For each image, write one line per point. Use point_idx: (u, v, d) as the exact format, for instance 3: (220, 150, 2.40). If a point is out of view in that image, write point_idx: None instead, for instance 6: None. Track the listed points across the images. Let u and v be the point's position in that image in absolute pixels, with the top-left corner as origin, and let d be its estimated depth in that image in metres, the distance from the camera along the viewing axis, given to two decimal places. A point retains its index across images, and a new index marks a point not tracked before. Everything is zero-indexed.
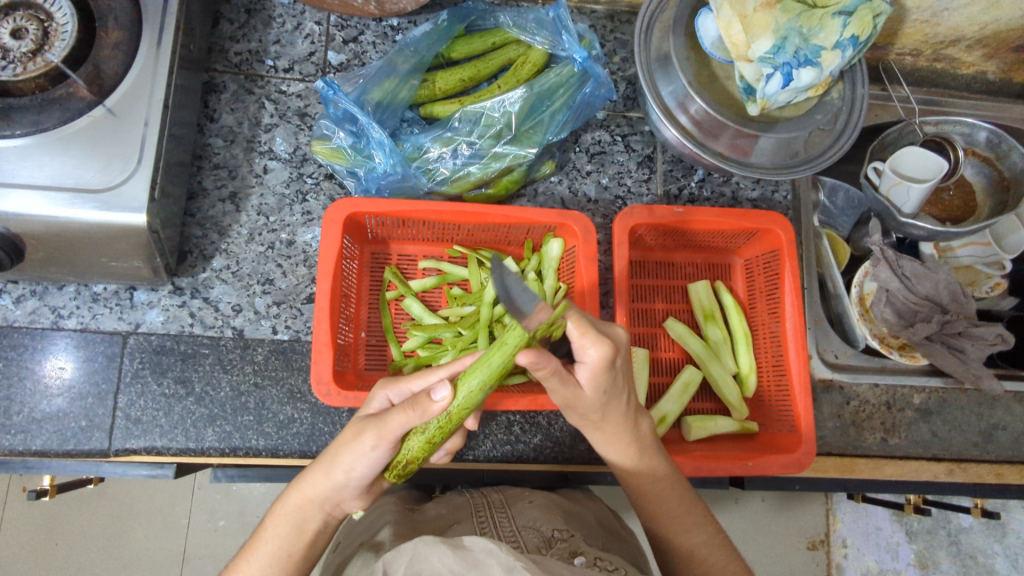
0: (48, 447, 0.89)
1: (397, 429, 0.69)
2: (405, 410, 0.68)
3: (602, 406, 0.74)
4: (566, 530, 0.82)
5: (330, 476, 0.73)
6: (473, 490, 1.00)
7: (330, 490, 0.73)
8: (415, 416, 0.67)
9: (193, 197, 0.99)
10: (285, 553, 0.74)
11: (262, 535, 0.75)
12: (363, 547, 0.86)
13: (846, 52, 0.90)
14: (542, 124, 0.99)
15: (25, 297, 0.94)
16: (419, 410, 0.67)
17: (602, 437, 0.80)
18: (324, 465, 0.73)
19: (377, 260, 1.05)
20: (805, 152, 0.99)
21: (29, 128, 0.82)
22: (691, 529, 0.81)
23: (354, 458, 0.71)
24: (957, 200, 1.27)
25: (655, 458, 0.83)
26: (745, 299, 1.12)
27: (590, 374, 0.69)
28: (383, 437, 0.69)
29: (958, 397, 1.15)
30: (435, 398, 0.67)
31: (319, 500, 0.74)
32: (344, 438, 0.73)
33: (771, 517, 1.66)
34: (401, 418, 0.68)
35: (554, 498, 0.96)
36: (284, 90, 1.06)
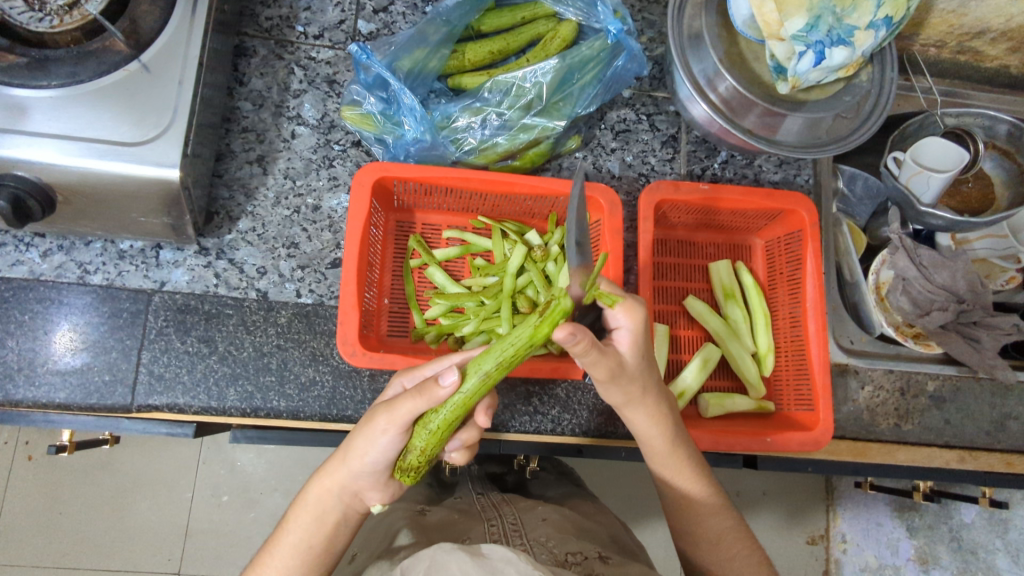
0: (71, 400, 0.90)
1: (405, 415, 0.67)
2: (412, 395, 0.67)
3: (644, 375, 0.76)
4: (579, 552, 0.82)
5: (347, 464, 0.74)
6: (485, 502, 1.01)
7: (348, 476, 0.74)
8: (422, 402, 0.66)
9: (221, 158, 1.00)
10: (307, 545, 0.76)
11: (286, 527, 0.78)
12: (377, 555, 0.85)
13: (879, 32, 0.91)
14: (571, 97, 1.00)
15: (53, 251, 0.95)
16: (426, 395, 0.66)
17: (642, 414, 0.80)
18: (342, 454, 0.74)
19: (402, 228, 1.06)
20: (830, 134, 1.00)
21: (64, 79, 0.82)
22: (719, 512, 0.84)
23: (367, 445, 0.71)
24: (975, 192, 1.27)
25: (685, 444, 0.84)
26: (765, 280, 1.13)
27: (631, 339, 0.74)
28: (393, 423, 0.68)
29: (972, 385, 1.15)
30: (443, 382, 0.66)
31: (339, 489, 0.76)
32: (359, 427, 0.72)
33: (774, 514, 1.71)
34: (407, 403, 0.67)
35: (567, 515, 0.97)
36: (314, 57, 1.06)
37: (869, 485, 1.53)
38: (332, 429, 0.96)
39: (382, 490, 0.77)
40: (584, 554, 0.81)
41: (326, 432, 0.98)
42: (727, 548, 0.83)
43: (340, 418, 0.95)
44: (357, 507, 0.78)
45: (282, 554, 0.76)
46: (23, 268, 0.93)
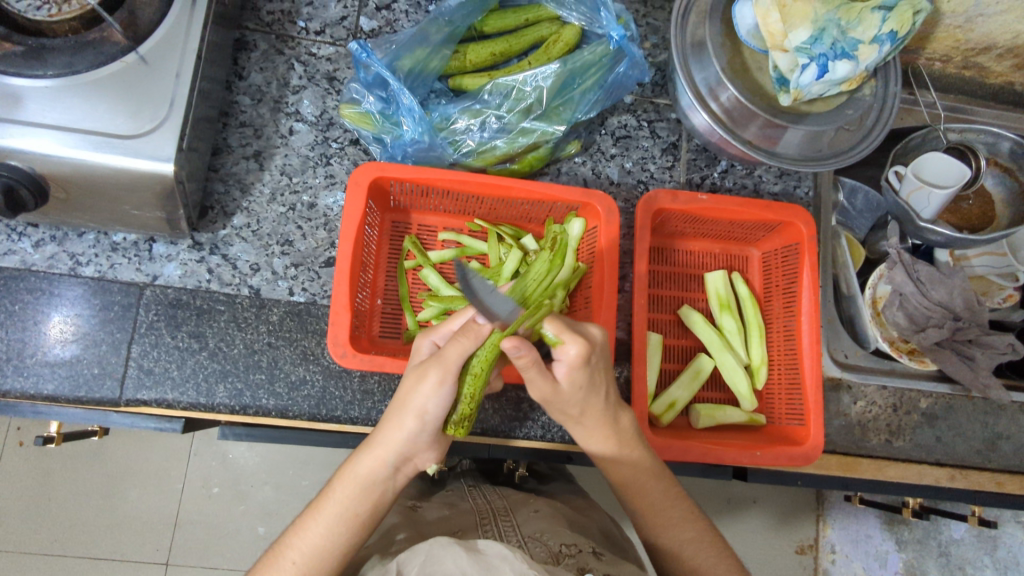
0: (60, 391, 0.89)
1: (457, 359, 0.72)
2: (458, 338, 0.72)
3: (580, 402, 0.78)
4: (573, 544, 0.81)
5: (410, 426, 0.73)
6: (479, 496, 1.00)
7: (406, 439, 0.74)
8: (469, 342, 0.72)
9: (217, 153, 0.99)
10: (350, 513, 0.74)
11: (328, 495, 0.75)
12: (370, 548, 0.84)
13: (884, 47, 0.90)
14: (572, 102, 1.00)
15: (45, 241, 0.94)
16: (471, 334, 0.72)
17: (581, 431, 0.83)
18: (398, 416, 0.74)
19: (397, 228, 1.05)
20: (831, 148, 0.99)
21: (60, 69, 0.82)
22: (680, 524, 0.84)
23: (423, 399, 0.72)
24: (975, 209, 1.26)
25: (638, 460, 0.85)
26: (760, 292, 1.12)
27: (566, 372, 0.75)
28: (447, 371, 0.72)
29: (964, 404, 1.15)
30: (480, 321, 0.74)
31: (394, 458, 0.75)
32: (407, 384, 0.74)
33: (765, 533, 1.70)
34: (455, 347, 0.72)
35: (559, 508, 0.97)
36: (315, 53, 1.05)
37: (858, 499, 1.54)
38: (321, 428, 0.96)
39: (433, 451, 0.78)
40: (579, 547, 0.81)
41: (316, 430, 0.97)
42: (692, 558, 0.81)
43: (328, 418, 0.94)
44: (407, 472, 0.77)
45: (326, 519, 0.73)
46: (14, 258, 0.93)
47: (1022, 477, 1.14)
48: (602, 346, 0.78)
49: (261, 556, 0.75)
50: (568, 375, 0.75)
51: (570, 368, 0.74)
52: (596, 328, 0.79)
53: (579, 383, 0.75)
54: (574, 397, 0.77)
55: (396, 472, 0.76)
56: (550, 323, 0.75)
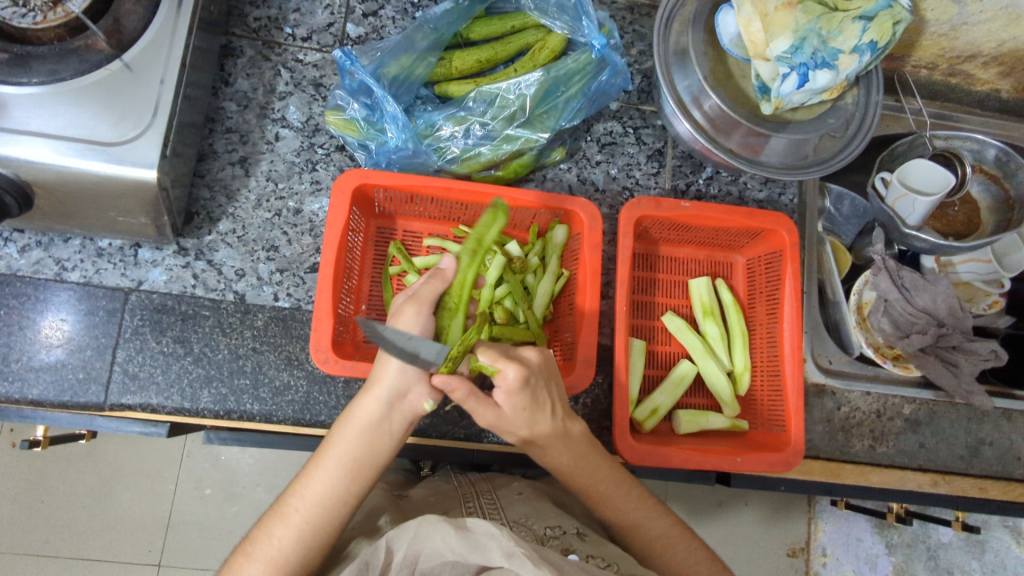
0: (45, 396, 0.89)
1: (429, 295, 0.82)
2: (429, 282, 0.84)
3: (527, 424, 0.78)
4: (557, 526, 0.81)
5: (398, 358, 0.77)
6: (462, 478, 0.98)
7: (399, 370, 0.76)
8: (438, 281, 0.84)
9: (203, 159, 1.00)
10: (351, 458, 0.75)
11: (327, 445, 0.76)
12: (356, 533, 0.83)
13: (864, 57, 0.91)
14: (556, 110, 1.00)
15: (31, 247, 0.95)
16: (438, 276, 0.85)
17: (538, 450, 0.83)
18: (386, 352, 0.78)
19: (382, 234, 1.06)
20: (815, 155, 1.00)
21: (45, 77, 0.82)
22: (653, 520, 0.86)
23: (404, 330, 0.79)
24: (961, 216, 1.27)
25: (600, 467, 0.85)
26: (745, 298, 1.13)
27: (507, 397, 0.75)
28: (423, 304, 0.81)
29: (948, 410, 1.15)
30: (444, 267, 0.87)
31: (388, 394, 0.77)
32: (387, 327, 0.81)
33: (764, 533, 1.64)
34: (427, 287, 0.83)
35: (543, 490, 0.95)
36: (301, 59, 1.06)
37: (845, 504, 1.54)
38: (305, 433, 0.96)
39: (428, 387, 0.78)
40: (563, 529, 0.80)
41: (300, 435, 0.98)
42: (665, 551, 0.84)
43: (313, 423, 0.95)
44: (402, 412, 0.78)
45: (326, 466, 0.75)
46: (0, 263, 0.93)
47: (1005, 483, 1.14)
48: (540, 366, 0.79)
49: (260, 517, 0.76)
50: (508, 400, 0.75)
51: (509, 394, 0.74)
52: (530, 350, 0.79)
53: (522, 406, 0.76)
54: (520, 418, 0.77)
55: (392, 409, 0.77)
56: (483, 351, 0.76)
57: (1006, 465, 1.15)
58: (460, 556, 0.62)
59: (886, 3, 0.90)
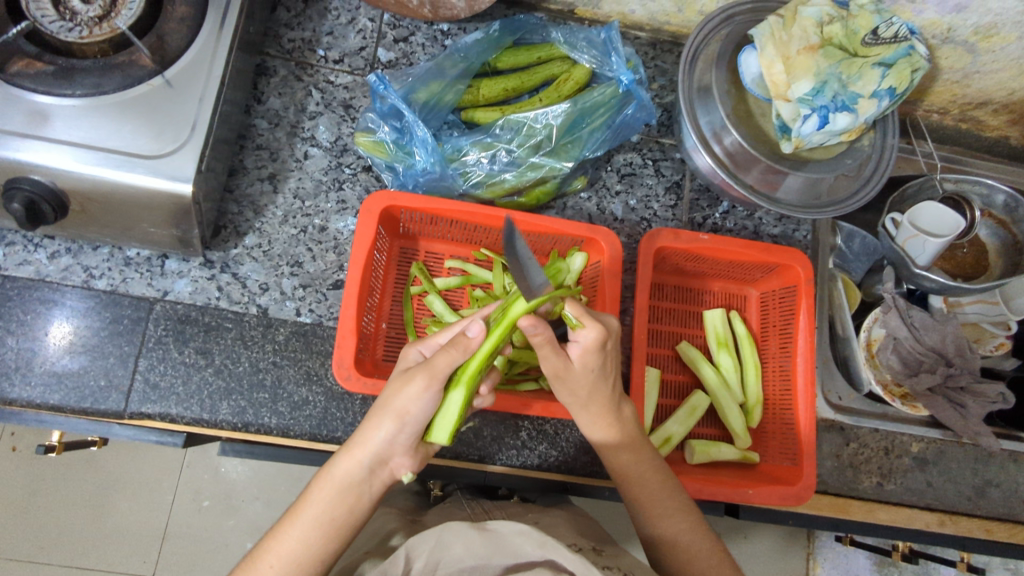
0: (65, 402, 0.90)
1: (445, 369, 0.71)
2: (448, 349, 0.73)
3: (589, 387, 0.79)
4: (572, 544, 0.81)
5: (389, 428, 0.71)
6: (476, 507, 0.98)
7: (384, 441, 0.71)
8: (458, 354, 0.72)
9: (233, 174, 1.02)
10: (329, 519, 0.71)
11: (305, 502, 0.72)
12: (370, 553, 0.83)
13: (883, 102, 0.93)
14: (580, 140, 1.03)
15: (60, 253, 0.96)
16: (460, 348, 0.73)
17: (586, 417, 0.84)
18: (377, 416, 0.71)
19: (405, 254, 1.08)
20: (829, 195, 1.03)
21: (89, 90, 0.84)
22: (674, 514, 0.84)
23: (405, 402, 0.71)
24: (969, 257, 1.30)
25: (637, 447, 0.87)
26: (757, 331, 1.15)
27: (580, 353, 0.76)
28: (434, 377, 0.71)
29: (955, 449, 1.16)
30: (471, 334, 0.75)
31: (371, 459, 0.72)
32: (390, 388, 0.72)
33: (763, 568, 1.63)
34: (445, 357, 0.72)
35: (559, 517, 0.95)
36: (333, 81, 1.09)
37: (848, 541, 1.53)
38: (321, 448, 0.97)
39: (411, 457, 0.75)
40: (579, 546, 0.81)
41: (314, 451, 0.98)
42: (686, 548, 0.82)
43: (329, 439, 0.95)
44: (381, 479, 0.74)
45: (303, 525, 0.71)
46: (29, 268, 0.94)
47: (1011, 525, 1.15)
48: (615, 335, 0.80)
49: (238, 564, 0.72)
50: (581, 357, 0.76)
51: (585, 350, 0.75)
52: (612, 319, 0.80)
53: (592, 365, 0.77)
54: (585, 378, 0.78)
55: (372, 475, 0.73)
56: (570, 304, 0.75)
57: (1013, 507, 1.15)
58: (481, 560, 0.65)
59: (905, 51, 0.93)
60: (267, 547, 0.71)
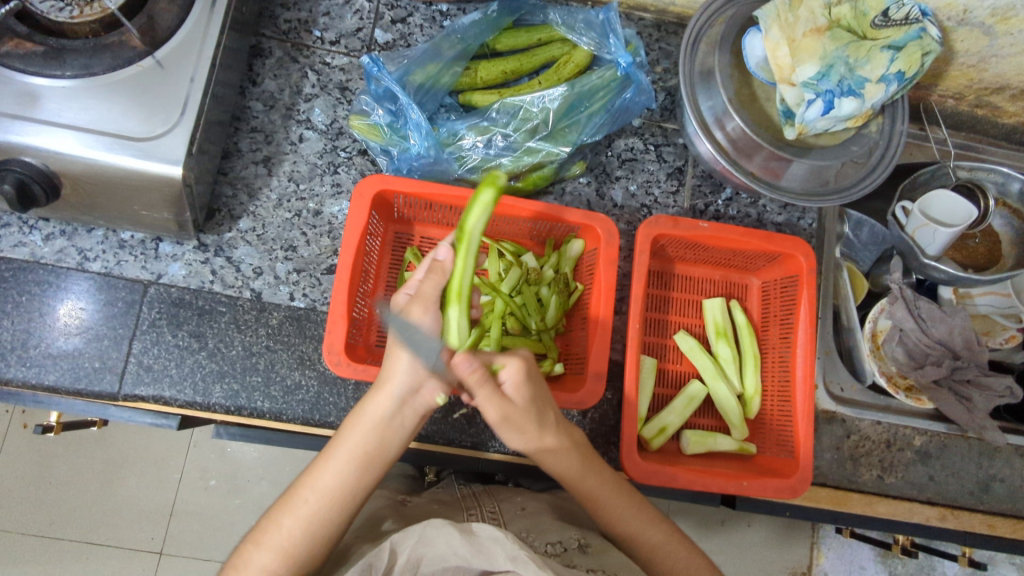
0: (61, 383, 0.91)
1: (433, 290, 0.75)
2: (429, 275, 0.76)
3: (536, 414, 0.78)
4: (558, 543, 0.80)
5: (411, 354, 0.75)
6: (467, 493, 0.96)
7: (410, 368, 0.75)
8: (438, 277, 0.76)
9: (227, 157, 1.01)
10: (362, 451, 0.75)
11: (340, 436, 0.76)
12: (357, 539, 0.82)
13: (890, 86, 0.90)
14: (578, 124, 1.01)
15: (55, 235, 0.96)
16: (437, 271, 0.76)
17: (518, 437, 0.79)
18: (393, 348, 0.76)
19: (400, 239, 1.07)
20: (835, 182, 1.00)
21: (78, 71, 0.83)
22: (650, 529, 0.85)
23: (407, 329, 0.74)
24: (982, 248, 1.25)
25: (600, 471, 0.84)
26: (758, 321, 1.13)
27: (514, 385, 0.76)
28: (427, 300, 0.75)
29: (960, 444, 1.14)
30: (442, 257, 0.77)
31: (401, 390, 0.75)
32: (396, 327, 0.76)
33: (766, 557, 1.63)
34: (429, 282, 0.76)
35: (547, 503, 0.94)
36: (329, 63, 1.07)
37: (851, 532, 1.52)
38: (313, 433, 0.97)
39: (440, 382, 0.77)
40: (564, 546, 0.80)
41: (308, 435, 0.99)
42: (665, 559, 0.84)
43: (322, 423, 0.95)
44: (415, 406, 0.76)
45: (339, 459, 0.75)
46: (24, 250, 0.95)
47: (1016, 520, 1.13)
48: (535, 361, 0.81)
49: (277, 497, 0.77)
50: (517, 390, 0.76)
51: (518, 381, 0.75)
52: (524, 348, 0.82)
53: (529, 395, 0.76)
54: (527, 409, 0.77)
55: (403, 405, 0.76)
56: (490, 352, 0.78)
57: (1017, 503, 1.13)
58: (463, 560, 0.64)
59: (916, 33, 0.89)
60: (304, 482, 0.75)
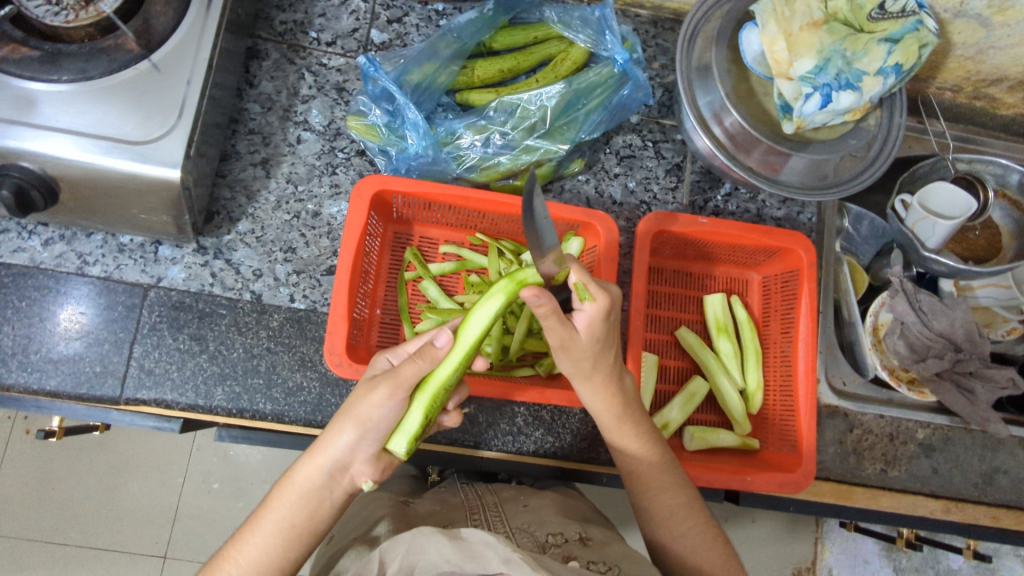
0: (62, 388, 0.91)
1: (411, 378, 0.69)
2: (414, 359, 0.70)
3: (595, 356, 0.78)
4: (559, 533, 0.80)
5: (350, 434, 0.69)
6: (470, 491, 0.97)
7: (343, 449, 0.69)
8: (423, 365, 0.70)
9: (225, 159, 1.01)
10: (289, 524, 0.69)
11: (269, 505, 0.71)
12: (356, 541, 0.83)
13: (888, 79, 0.90)
14: (576, 122, 1.01)
15: (54, 240, 0.96)
16: (427, 358, 0.70)
17: (588, 387, 0.81)
18: (339, 422, 0.69)
19: (399, 240, 1.07)
20: (835, 175, 1.00)
21: (74, 75, 0.83)
22: (671, 489, 0.83)
23: (367, 408, 0.68)
24: (981, 240, 1.25)
25: (637, 420, 0.85)
26: (759, 316, 1.13)
27: (587, 322, 0.75)
28: (399, 385, 0.69)
29: (963, 436, 1.14)
30: (439, 343, 0.71)
31: (330, 465, 0.69)
32: (356, 393, 0.70)
33: (771, 553, 1.63)
34: (411, 366, 0.69)
35: (551, 499, 0.95)
36: (325, 64, 1.07)
37: (856, 526, 1.52)
38: (316, 435, 0.97)
39: (372, 465, 0.72)
40: (565, 536, 0.79)
41: (310, 437, 0.99)
42: (679, 525, 0.82)
43: (324, 424, 0.95)
44: (342, 485, 0.71)
45: (263, 531, 0.69)
46: (24, 255, 0.95)
47: (1020, 512, 1.13)
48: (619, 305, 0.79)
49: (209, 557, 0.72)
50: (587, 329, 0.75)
51: (593, 321, 0.75)
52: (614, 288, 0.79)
53: (599, 335, 0.76)
54: (589, 348, 0.76)
55: (332, 482, 0.70)
56: (579, 273, 0.73)
57: (1021, 494, 1.13)
58: (455, 568, 0.61)
59: (913, 26, 0.90)
60: (230, 552, 0.70)
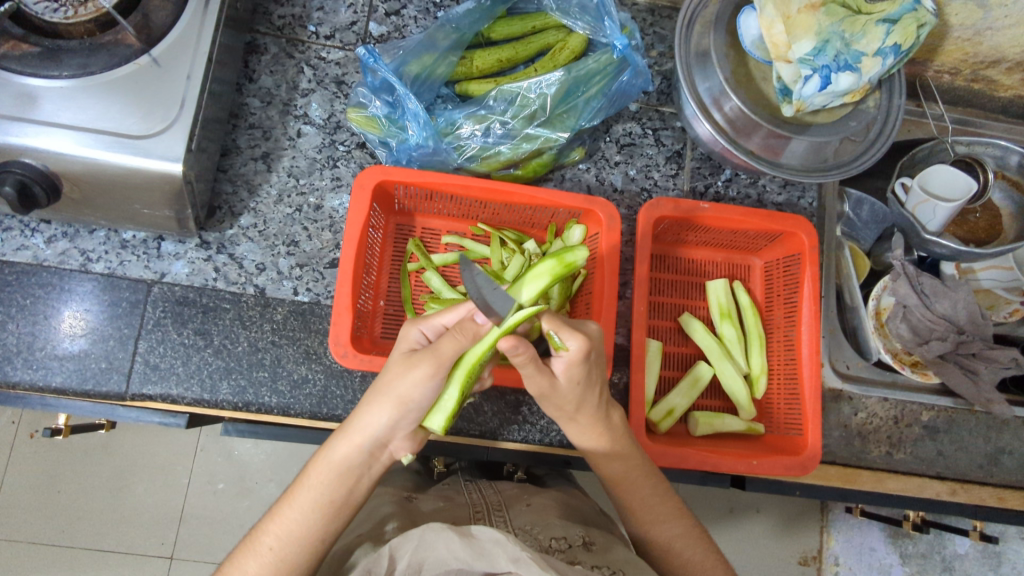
0: (68, 384, 0.91)
1: (451, 354, 0.70)
2: (454, 335, 0.70)
3: (576, 398, 0.78)
4: (563, 538, 0.79)
5: (390, 414, 0.70)
6: (473, 489, 0.96)
7: (384, 426, 0.70)
8: (465, 341, 0.70)
9: (226, 153, 1.01)
10: (326, 500, 0.70)
11: (302, 484, 0.71)
12: (364, 537, 0.82)
13: (887, 60, 0.90)
14: (576, 109, 1.01)
15: (57, 238, 0.96)
16: (468, 334, 0.70)
17: (575, 428, 0.83)
18: (378, 401, 0.70)
19: (401, 231, 1.07)
20: (834, 158, 1.00)
21: (75, 70, 0.83)
22: (668, 519, 0.84)
23: (408, 387, 0.69)
24: (982, 223, 1.25)
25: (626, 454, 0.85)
26: (762, 301, 1.13)
27: (564, 367, 0.74)
28: (441, 365, 0.69)
29: (967, 418, 1.14)
30: (479, 321, 0.72)
31: (370, 443, 0.71)
32: (394, 370, 0.70)
33: (776, 543, 1.63)
34: (451, 342, 0.70)
35: (559, 500, 0.95)
36: (324, 57, 1.07)
37: (861, 512, 1.52)
38: (321, 427, 0.97)
39: (410, 440, 0.74)
40: (569, 541, 0.78)
41: (316, 431, 0.99)
42: (679, 553, 0.81)
43: (329, 417, 0.95)
44: (382, 462, 0.73)
45: (300, 507, 0.70)
46: (27, 253, 0.95)
47: None
48: (598, 343, 0.78)
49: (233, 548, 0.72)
50: (565, 370, 0.74)
51: (569, 364, 0.73)
52: (593, 325, 0.78)
53: (577, 379, 0.75)
54: (569, 392, 0.77)
55: (371, 459, 0.72)
56: (549, 321, 0.72)
57: None
58: (464, 564, 0.61)
59: (910, 6, 0.90)
60: (267, 526, 0.70)
